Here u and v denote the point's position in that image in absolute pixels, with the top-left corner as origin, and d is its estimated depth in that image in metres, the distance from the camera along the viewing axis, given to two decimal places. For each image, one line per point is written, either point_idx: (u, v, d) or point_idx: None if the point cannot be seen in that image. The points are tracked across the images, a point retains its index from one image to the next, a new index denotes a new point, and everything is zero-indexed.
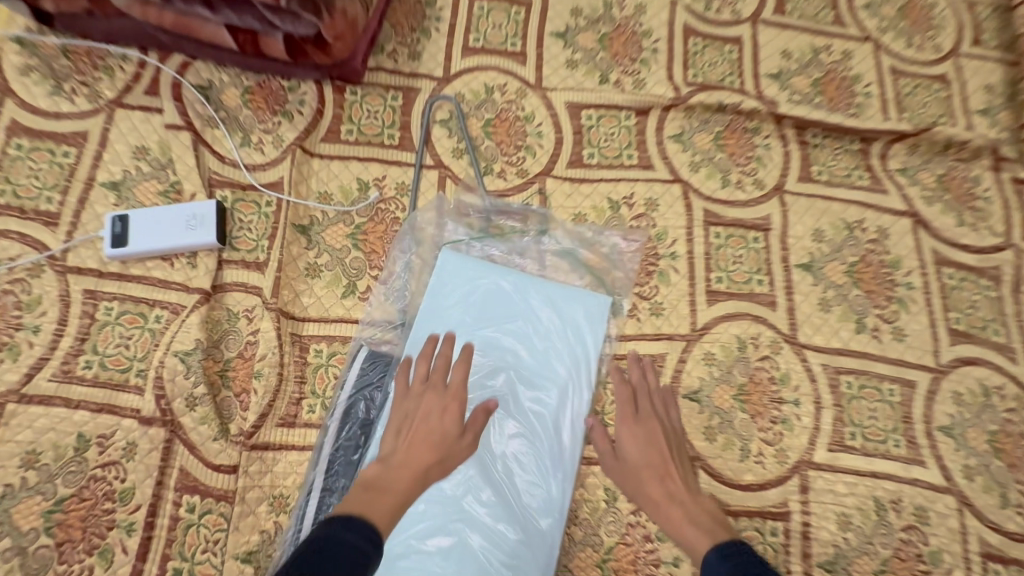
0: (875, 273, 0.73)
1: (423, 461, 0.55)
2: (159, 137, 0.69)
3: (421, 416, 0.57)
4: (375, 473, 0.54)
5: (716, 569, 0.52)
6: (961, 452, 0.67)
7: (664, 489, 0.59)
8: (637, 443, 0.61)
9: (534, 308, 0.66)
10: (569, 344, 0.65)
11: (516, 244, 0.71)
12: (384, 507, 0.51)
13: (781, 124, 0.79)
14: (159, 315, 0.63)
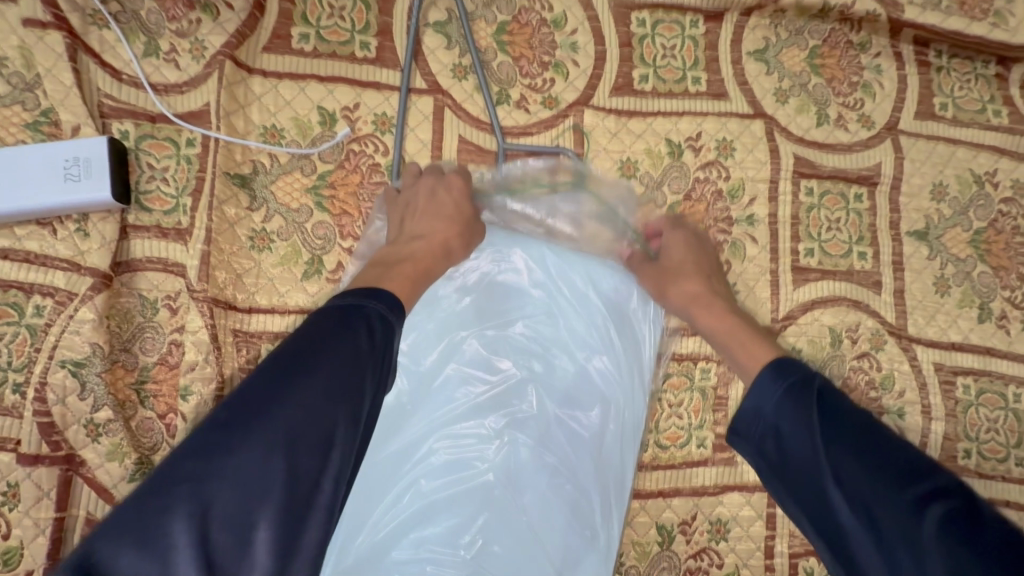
0: (1006, 243, 0.56)
1: (446, 237, 0.45)
2: (15, 40, 0.46)
3: (433, 189, 0.46)
4: (382, 256, 0.43)
5: (772, 388, 0.36)
6: None
7: (707, 291, 0.46)
8: (679, 242, 0.48)
9: (568, 297, 0.49)
10: (620, 344, 0.49)
11: (543, 208, 0.50)
12: (401, 275, 0.40)
13: (897, 38, 0.58)
14: (38, 307, 0.44)
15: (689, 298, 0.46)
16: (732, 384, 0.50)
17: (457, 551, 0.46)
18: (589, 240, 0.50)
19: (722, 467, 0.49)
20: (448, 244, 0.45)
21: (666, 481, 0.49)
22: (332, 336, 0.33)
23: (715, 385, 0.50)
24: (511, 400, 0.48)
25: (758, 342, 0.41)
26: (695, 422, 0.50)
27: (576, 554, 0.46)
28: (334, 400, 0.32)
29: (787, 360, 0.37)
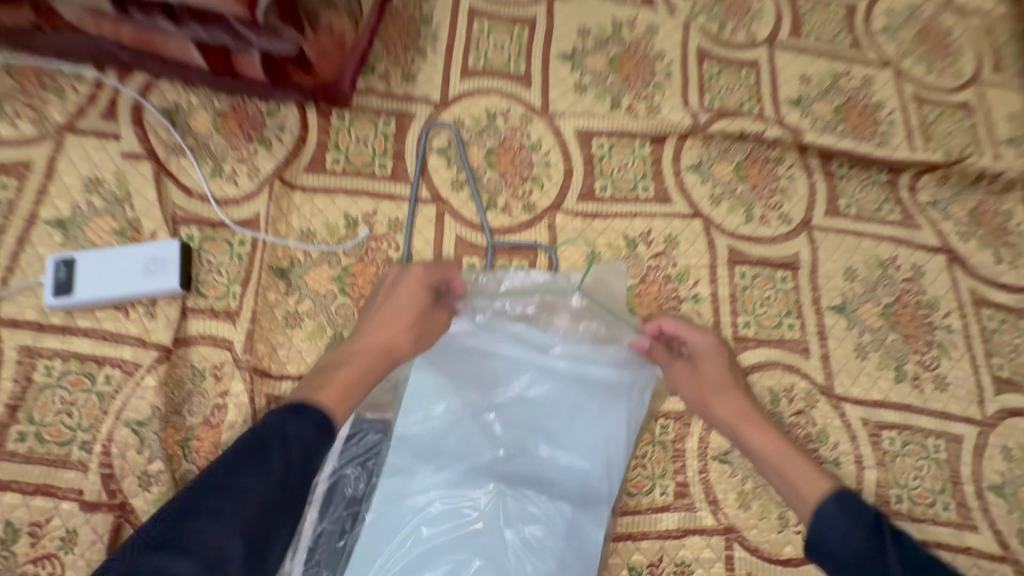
0: (912, 315, 0.68)
1: (380, 344, 0.54)
2: (115, 168, 0.61)
3: (400, 292, 0.56)
4: (332, 359, 0.54)
5: (836, 519, 0.48)
6: (1016, 514, 0.61)
7: (750, 408, 0.56)
8: (711, 350, 0.58)
9: (536, 370, 0.57)
10: (590, 412, 0.56)
11: (542, 304, 0.59)
12: (334, 383, 0.51)
13: (804, 153, 0.74)
14: (108, 376, 0.54)
15: (736, 414, 0.56)
16: (687, 438, 0.59)
17: None
18: (585, 335, 0.58)
19: (683, 512, 0.57)
20: (394, 347, 0.55)
21: (635, 525, 0.56)
22: (253, 464, 0.43)
23: (673, 439, 0.59)
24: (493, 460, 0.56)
25: (811, 472, 0.52)
26: (657, 471, 0.58)
27: None
28: (233, 519, 0.41)
29: (846, 495, 0.49)
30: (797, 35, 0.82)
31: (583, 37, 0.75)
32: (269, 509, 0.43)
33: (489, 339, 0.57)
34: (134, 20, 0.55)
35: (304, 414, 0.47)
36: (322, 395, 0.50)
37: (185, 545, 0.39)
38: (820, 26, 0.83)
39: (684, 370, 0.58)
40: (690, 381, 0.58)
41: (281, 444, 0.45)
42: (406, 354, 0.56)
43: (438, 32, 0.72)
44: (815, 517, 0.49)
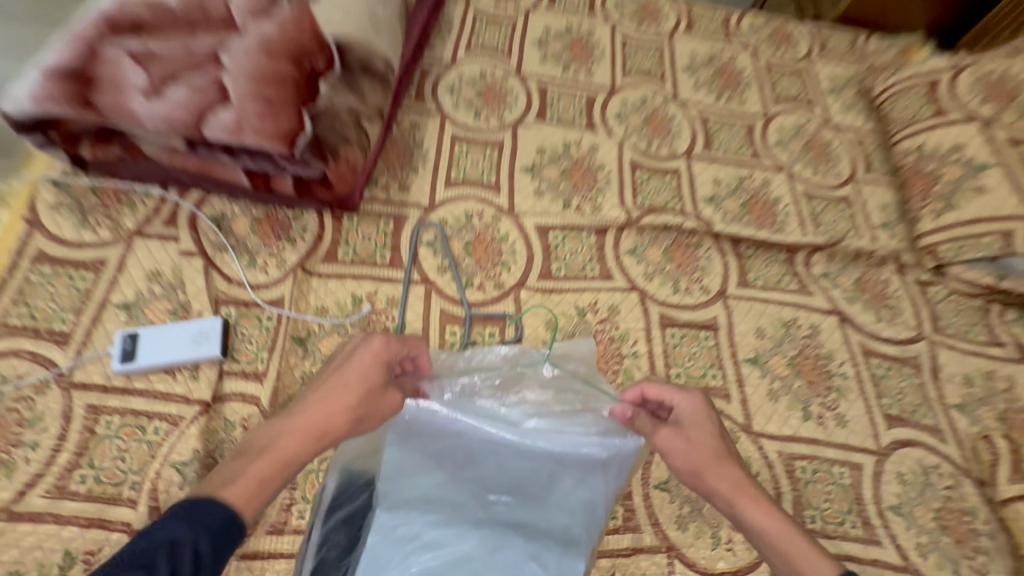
0: (813, 364, 0.83)
1: (312, 424, 0.57)
2: (172, 262, 0.77)
3: (351, 372, 0.59)
4: (264, 439, 0.57)
5: None
6: (911, 530, 0.73)
7: (740, 476, 0.62)
8: (696, 411, 0.64)
9: (516, 446, 0.62)
10: (568, 481, 0.62)
11: (511, 380, 0.66)
12: (258, 465, 0.54)
13: (718, 239, 0.93)
14: (157, 427, 0.67)
15: (734, 490, 0.61)
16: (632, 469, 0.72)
17: None
18: (552, 408, 0.63)
19: (632, 533, 0.68)
20: (330, 430, 0.57)
21: None
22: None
23: None
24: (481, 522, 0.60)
25: (813, 551, 0.57)
26: None
27: None
28: None
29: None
30: (708, 148, 1.05)
31: (540, 155, 0.97)
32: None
33: (466, 414, 0.62)
34: (201, 154, 0.76)
35: (205, 519, 0.49)
36: (233, 488, 0.52)
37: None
38: (727, 142, 1.06)
39: (674, 438, 0.63)
40: (685, 450, 0.62)
41: (169, 551, 0.46)
42: (342, 435, 0.58)
43: (427, 154, 0.93)
44: None
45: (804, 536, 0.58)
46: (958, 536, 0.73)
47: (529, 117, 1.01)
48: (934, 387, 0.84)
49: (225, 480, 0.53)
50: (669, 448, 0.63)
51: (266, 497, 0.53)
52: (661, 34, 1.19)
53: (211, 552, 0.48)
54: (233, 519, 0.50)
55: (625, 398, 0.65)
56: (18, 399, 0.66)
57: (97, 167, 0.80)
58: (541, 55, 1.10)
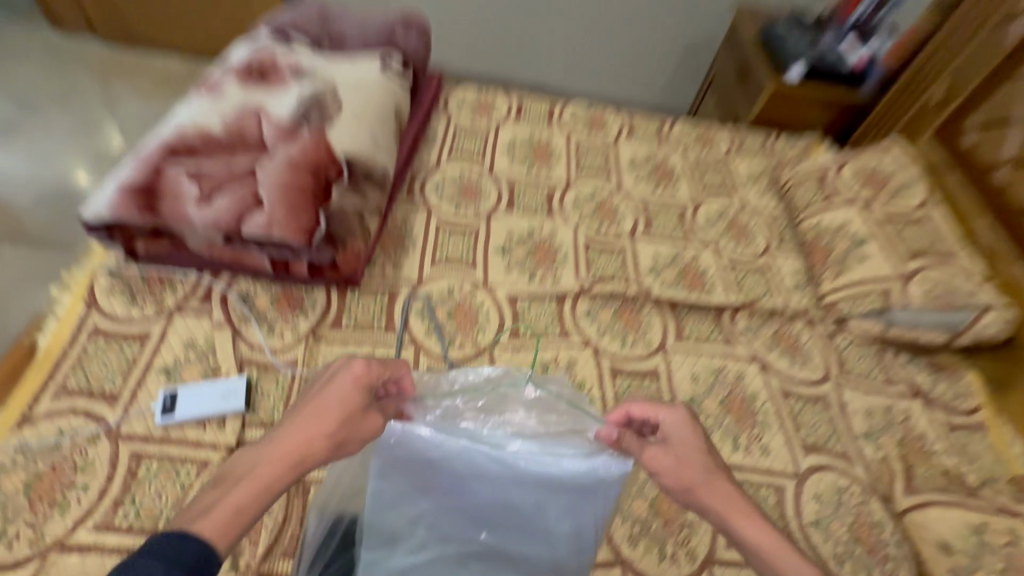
0: (740, 404, 1.00)
1: (291, 450, 0.58)
2: (206, 333, 0.94)
3: (328, 397, 0.61)
4: (243, 468, 0.57)
5: None
6: (829, 541, 0.86)
7: (731, 488, 0.66)
8: (682, 426, 0.67)
9: (503, 473, 0.63)
10: (554, 508, 0.65)
11: (494, 403, 0.67)
12: (237, 493, 0.54)
13: (658, 302, 1.13)
14: (189, 469, 0.80)
15: (727, 507, 0.65)
16: None
17: None
18: (538, 433, 0.64)
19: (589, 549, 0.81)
20: (308, 455, 0.58)
21: None
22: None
23: None
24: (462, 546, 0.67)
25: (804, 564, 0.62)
26: None
27: None
28: None
29: None
30: (648, 230, 1.28)
31: (509, 238, 1.18)
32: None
33: (453, 440, 0.62)
34: (234, 245, 0.96)
35: (177, 559, 0.47)
36: (207, 519, 0.52)
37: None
38: (664, 224, 1.30)
39: (663, 456, 0.66)
40: (676, 466, 0.66)
41: None
42: (320, 460, 0.59)
43: (416, 239, 1.14)
44: None
45: (794, 549, 0.62)
46: (870, 545, 0.86)
47: (500, 209, 1.23)
48: (842, 419, 1.00)
49: (202, 512, 0.53)
50: (661, 467, 0.66)
51: (242, 527, 0.53)
52: (607, 140, 1.47)
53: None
54: (209, 553, 0.50)
55: (609, 418, 0.67)
56: (73, 448, 0.79)
57: (147, 257, 0.99)
58: (509, 159, 1.35)
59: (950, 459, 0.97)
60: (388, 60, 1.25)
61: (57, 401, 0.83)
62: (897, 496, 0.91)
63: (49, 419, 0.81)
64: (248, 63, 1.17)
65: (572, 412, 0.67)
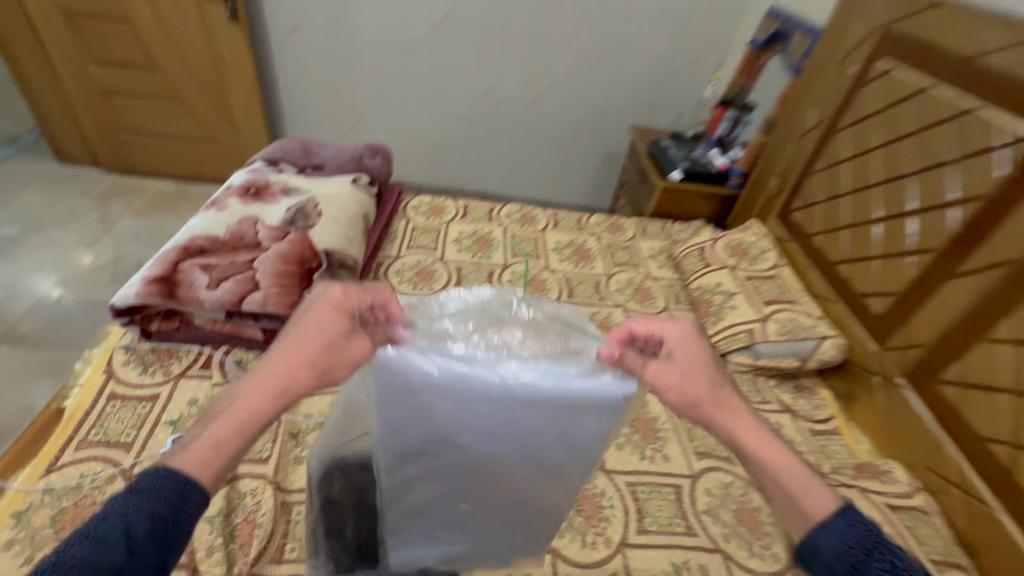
0: (645, 424, 1.25)
1: (273, 380, 0.56)
2: (206, 392, 1.14)
3: (307, 324, 0.58)
4: (228, 401, 0.56)
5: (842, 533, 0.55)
6: (719, 524, 1.07)
7: (741, 405, 0.64)
8: (685, 340, 0.64)
9: (501, 398, 0.58)
10: (553, 429, 0.62)
11: (489, 321, 0.65)
12: (222, 424, 0.55)
13: None
14: None
15: (738, 430, 0.62)
16: None
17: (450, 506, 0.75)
18: (539, 354, 0.62)
19: None
20: (292, 387, 0.57)
21: None
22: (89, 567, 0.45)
23: None
24: (467, 468, 0.68)
25: (817, 490, 0.59)
26: None
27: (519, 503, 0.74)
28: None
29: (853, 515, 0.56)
30: (570, 296, 1.59)
31: None
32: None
33: (446, 363, 0.57)
34: (234, 319, 1.21)
35: (154, 497, 0.49)
36: (192, 451, 0.53)
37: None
38: (583, 291, 1.62)
39: (669, 372, 0.62)
40: (682, 380, 0.62)
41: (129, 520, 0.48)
42: (304, 390, 0.57)
43: None
44: (823, 533, 0.56)
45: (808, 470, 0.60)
46: (750, 525, 1.08)
47: (450, 286, 1.53)
48: None
49: (182, 447, 0.54)
50: (666, 381, 0.62)
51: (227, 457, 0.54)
52: (536, 230, 1.84)
53: (165, 521, 0.49)
54: (186, 491, 0.51)
55: (612, 337, 0.63)
56: (93, 487, 0.95)
57: (159, 334, 1.21)
58: (456, 249, 1.69)
59: (811, 455, 1.22)
60: (358, 179, 1.61)
61: (80, 451, 1.00)
62: None
63: (73, 465, 0.98)
64: (246, 184, 1.50)
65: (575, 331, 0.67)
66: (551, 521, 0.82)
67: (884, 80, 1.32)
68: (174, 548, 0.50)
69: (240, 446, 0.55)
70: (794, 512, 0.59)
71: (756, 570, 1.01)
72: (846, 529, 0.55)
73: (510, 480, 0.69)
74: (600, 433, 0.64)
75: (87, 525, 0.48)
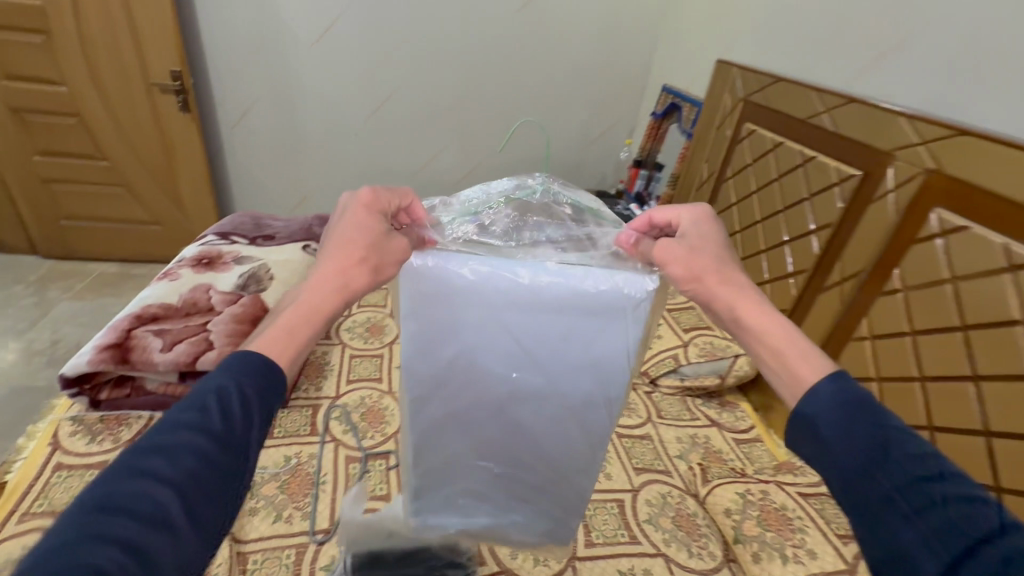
0: None
1: (330, 278, 0.66)
2: None
3: (352, 228, 0.69)
4: (295, 300, 0.66)
5: (830, 396, 0.56)
6: (659, 531, 1.16)
7: (745, 283, 0.69)
8: (701, 224, 0.74)
9: (525, 300, 0.71)
10: (579, 340, 0.72)
11: (518, 208, 0.85)
12: (291, 319, 0.64)
13: None
14: None
15: (737, 303, 0.67)
16: None
17: (485, 443, 0.83)
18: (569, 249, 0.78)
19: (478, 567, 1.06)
20: (349, 283, 0.67)
21: None
22: (189, 424, 0.52)
23: None
24: (499, 389, 0.77)
25: (815, 359, 0.61)
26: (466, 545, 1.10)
27: (549, 442, 0.81)
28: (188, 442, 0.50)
29: (848, 384, 0.57)
30: None
31: None
32: (212, 451, 0.51)
33: (478, 266, 0.71)
34: (187, 381, 1.24)
35: (245, 371, 0.58)
36: (268, 343, 0.62)
37: (125, 505, 0.45)
38: None
39: (673, 248, 0.70)
40: (687, 256, 0.70)
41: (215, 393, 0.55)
42: (360, 286, 0.68)
43: (334, 367, 1.48)
44: (811, 398, 0.57)
45: (809, 344, 0.63)
46: (687, 528, 1.16)
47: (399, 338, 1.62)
48: (661, 448, 1.38)
49: (259, 339, 0.63)
50: (671, 255, 0.69)
51: (295, 347, 0.63)
52: None
53: (256, 394, 0.57)
54: (273, 367, 0.60)
55: (632, 226, 0.78)
56: None
57: (108, 403, 1.22)
58: None
59: (737, 461, 1.35)
60: (307, 245, 1.72)
61: (21, 524, 0.97)
62: (700, 491, 1.26)
63: (13, 539, 0.94)
64: (199, 256, 1.58)
65: (586, 219, 0.85)
66: (587, 472, 0.86)
67: (752, 139, 1.62)
68: (262, 421, 0.57)
69: (311, 336, 0.65)
70: (783, 377, 0.62)
71: (696, 569, 1.09)
72: (835, 393, 0.56)
73: (544, 404, 0.78)
74: (626, 347, 0.72)
75: (188, 397, 0.55)
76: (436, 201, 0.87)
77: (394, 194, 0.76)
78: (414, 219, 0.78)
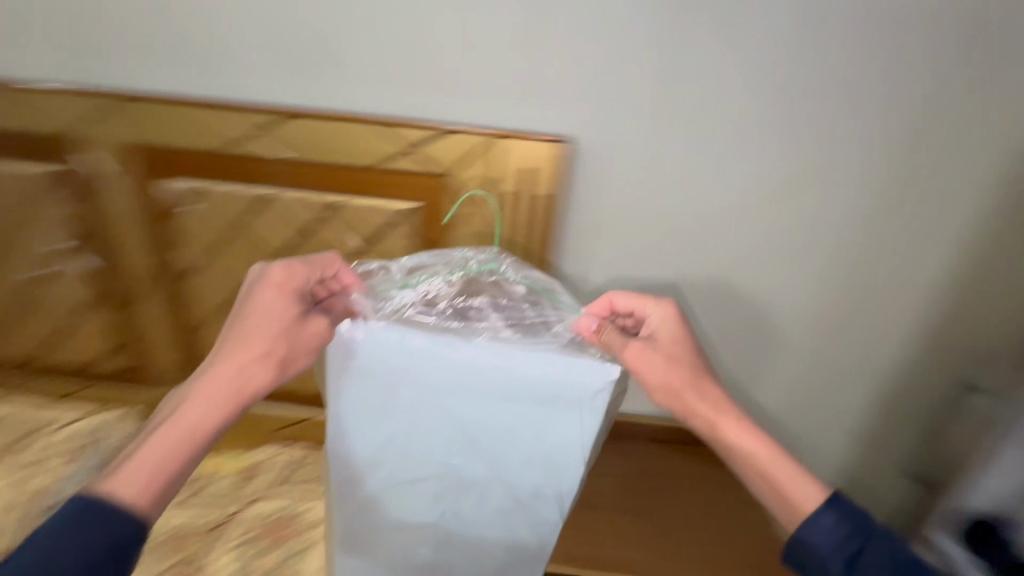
0: None
1: (226, 378, 0.63)
2: None
3: (260, 317, 0.64)
4: (182, 414, 0.61)
5: (835, 528, 0.61)
6: None
7: (721, 398, 0.69)
8: (667, 319, 0.71)
9: (478, 382, 0.67)
10: (531, 428, 0.70)
11: (468, 293, 0.72)
12: (172, 438, 0.59)
13: None
14: None
15: (717, 413, 0.68)
16: None
17: (424, 530, 0.80)
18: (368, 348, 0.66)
19: None
20: (251, 380, 0.63)
21: None
22: None
23: None
24: (447, 472, 0.75)
25: (807, 485, 0.64)
26: None
27: (492, 539, 0.80)
28: None
29: (847, 504, 0.62)
30: None
31: None
32: None
33: (410, 341, 0.65)
34: None
35: (93, 528, 0.52)
36: (131, 480, 0.56)
37: None
38: None
39: (650, 353, 0.68)
40: (663, 366, 0.68)
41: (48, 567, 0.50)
42: (264, 380, 0.64)
43: None
44: (815, 530, 0.61)
45: (802, 471, 0.65)
46: None
47: None
48: None
49: (123, 467, 0.57)
50: (646, 367, 0.67)
51: (159, 484, 0.57)
52: None
53: (108, 559, 0.52)
54: (128, 514, 0.54)
55: (593, 310, 0.72)
56: None
57: None
58: None
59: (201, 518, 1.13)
60: None
61: None
62: None
63: None
64: None
65: (542, 300, 0.73)
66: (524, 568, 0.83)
67: None
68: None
69: (197, 450, 0.60)
70: (775, 498, 0.65)
71: None
72: (839, 525, 0.61)
73: (488, 491, 0.75)
74: (583, 432, 0.69)
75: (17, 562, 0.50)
76: (376, 265, 0.79)
77: (313, 263, 0.68)
78: (344, 285, 0.70)
